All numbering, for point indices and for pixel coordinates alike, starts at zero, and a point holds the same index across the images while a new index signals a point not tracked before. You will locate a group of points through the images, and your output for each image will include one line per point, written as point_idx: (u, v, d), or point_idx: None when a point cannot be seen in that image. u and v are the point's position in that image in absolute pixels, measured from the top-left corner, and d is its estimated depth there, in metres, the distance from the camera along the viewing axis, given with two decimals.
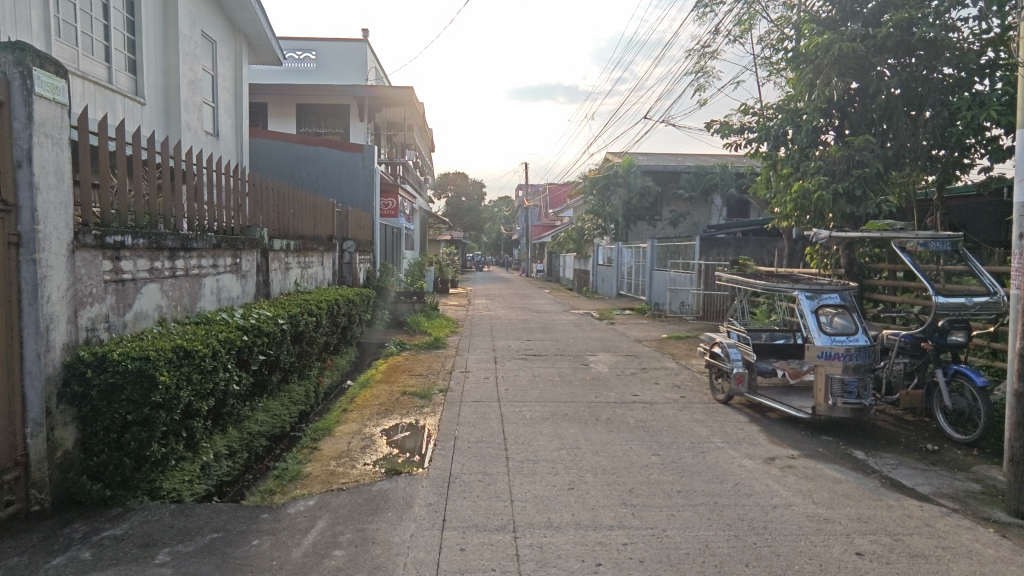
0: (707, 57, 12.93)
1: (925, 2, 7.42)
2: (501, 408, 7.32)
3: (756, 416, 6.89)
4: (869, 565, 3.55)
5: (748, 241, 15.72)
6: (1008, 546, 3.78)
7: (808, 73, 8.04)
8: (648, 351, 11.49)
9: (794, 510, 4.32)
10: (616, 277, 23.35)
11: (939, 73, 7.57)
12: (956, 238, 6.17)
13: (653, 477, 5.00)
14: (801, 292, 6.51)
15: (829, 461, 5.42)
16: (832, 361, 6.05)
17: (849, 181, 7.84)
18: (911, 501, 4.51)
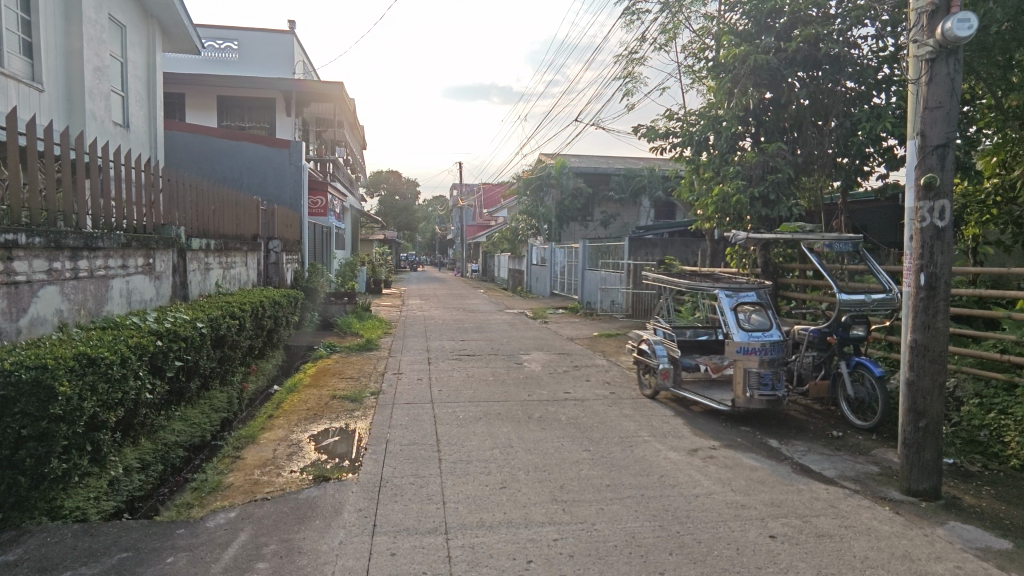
0: (634, 63, 13.35)
1: (829, 20, 8.07)
2: (434, 410, 7.25)
3: (681, 410, 7.19)
4: (781, 546, 3.78)
5: (673, 241, 16.37)
6: (901, 522, 4.13)
7: (727, 82, 8.51)
8: (580, 349, 11.73)
9: (715, 498, 4.54)
10: (550, 276, 23.68)
11: (842, 86, 8.14)
12: (857, 239, 6.68)
13: (583, 473, 5.12)
14: (721, 290, 6.84)
15: (746, 450, 5.74)
16: (750, 356, 6.40)
17: (765, 186, 8.36)
18: (818, 484, 4.85)
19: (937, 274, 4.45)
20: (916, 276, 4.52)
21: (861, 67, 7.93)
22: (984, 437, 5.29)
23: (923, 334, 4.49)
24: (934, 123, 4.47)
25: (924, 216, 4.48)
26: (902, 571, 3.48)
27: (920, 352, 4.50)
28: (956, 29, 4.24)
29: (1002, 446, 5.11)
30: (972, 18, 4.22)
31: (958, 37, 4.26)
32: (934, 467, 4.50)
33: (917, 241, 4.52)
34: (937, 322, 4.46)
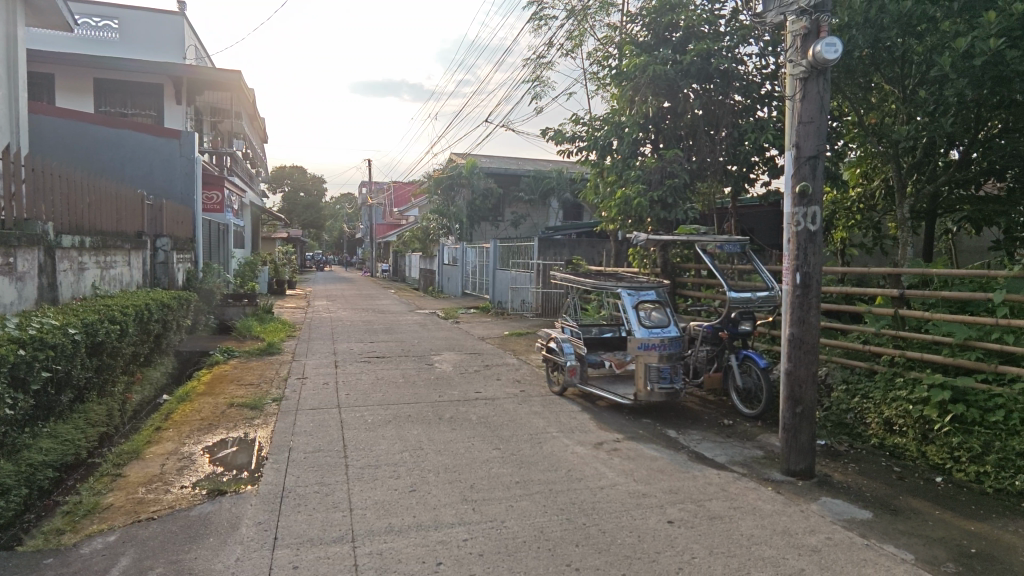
0: (542, 67, 13.65)
1: (719, 37, 8.65)
2: (341, 414, 7.02)
3: (587, 405, 7.45)
4: (677, 531, 4.01)
5: (580, 242, 16.89)
6: (781, 501, 4.52)
7: (629, 90, 8.99)
8: (490, 348, 11.82)
9: (618, 489, 4.74)
10: (461, 276, 23.66)
11: (731, 99, 8.76)
12: (744, 242, 7.24)
13: (493, 471, 5.16)
14: (623, 289, 7.16)
15: (647, 441, 6.04)
16: (650, 351, 6.73)
17: (663, 190, 8.85)
18: (711, 470, 5.20)
19: (810, 274, 4.92)
20: (792, 275, 4.97)
21: (746, 82, 8.59)
22: (850, 420, 5.90)
23: (798, 328, 4.93)
24: (807, 136, 4.92)
25: (799, 221, 4.93)
26: (782, 545, 3.81)
27: (796, 344, 4.94)
28: (824, 52, 4.70)
29: (864, 427, 5.72)
30: (837, 43, 4.70)
31: (826, 60, 4.73)
32: (809, 448, 4.95)
33: (794, 244, 4.96)
34: (810, 317, 4.92)
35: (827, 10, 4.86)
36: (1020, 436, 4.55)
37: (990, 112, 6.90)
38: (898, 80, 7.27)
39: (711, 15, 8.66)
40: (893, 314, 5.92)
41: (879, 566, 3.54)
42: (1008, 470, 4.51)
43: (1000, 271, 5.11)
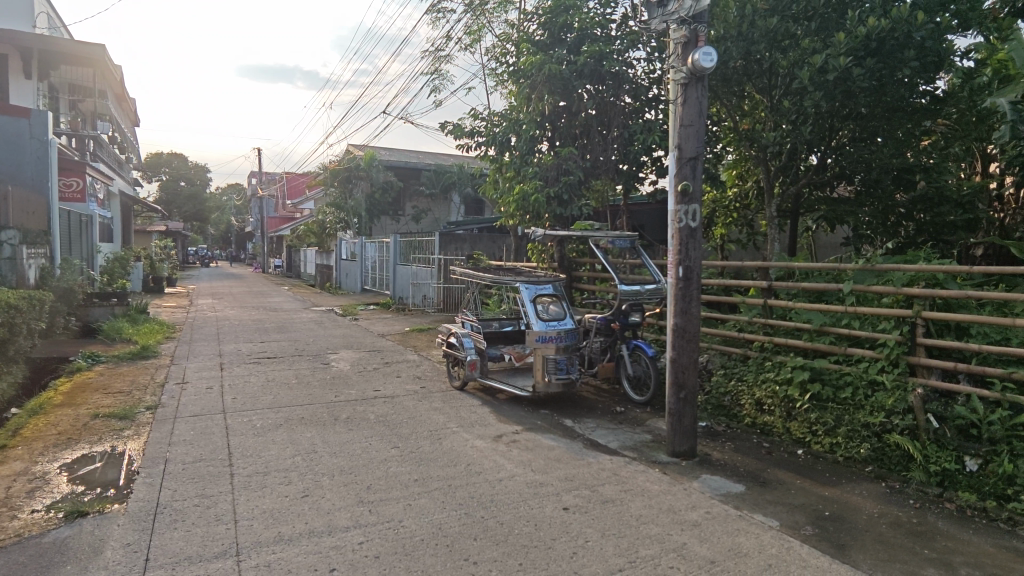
0: (441, 61, 13.52)
1: (611, 40, 8.97)
2: (226, 420, 6.56)
3: (487, 399, 7.52)
4: (572, 516, 4.15)
5: (481, 237, 16.91)
6: (667, 481, 4.81)
7: (526, 88, 9.25)
8: (390, 345, 11.57)
9: (516, 480, 4.82)
10: (360, 271, 22.93)
11: (621, 101, 9.14)
12: (633, 238, 7.63)
13: (391, 470, 5.05)
14: (521, 284, 7.30)
15: (545, 431, 6.19)
16: (547, 344, 6.91)
17: (559, 187, 9.09)
18: (604, 456, 5.42)
19: (691, 267, 5.26)
20: (676, 269, 5.29)
21: (636, 85, 8.99)
22: (727, 402, 6.36)
23: (682, 318, 5.27)
24: (688, 138, 5.24)
25: (681, 218, 5.25)
26: (667, 522, 4.06)
27: (680, 333, 5.28)
28: (701, 60, 5.03)
29: (739, 408, 6.22)
30: (712, 52, 5.04)
31: (703, 68, 5.07)
32: (691, 430, 5.31)
33: (677, 239, 5.28)
34: (692, 307, 5.27)
35: (704, 21, 5.20)
36: (864, 410, 5.16)
37: (841, 123, 7.74)
38: (766, 90, 7.95)
39: (603, 20, 9.00)
40: (763, 304, 6.51)
41: (751, 534, 3.87)
42: (855, 439, 5.10)
43: (849, 265, 5.74)
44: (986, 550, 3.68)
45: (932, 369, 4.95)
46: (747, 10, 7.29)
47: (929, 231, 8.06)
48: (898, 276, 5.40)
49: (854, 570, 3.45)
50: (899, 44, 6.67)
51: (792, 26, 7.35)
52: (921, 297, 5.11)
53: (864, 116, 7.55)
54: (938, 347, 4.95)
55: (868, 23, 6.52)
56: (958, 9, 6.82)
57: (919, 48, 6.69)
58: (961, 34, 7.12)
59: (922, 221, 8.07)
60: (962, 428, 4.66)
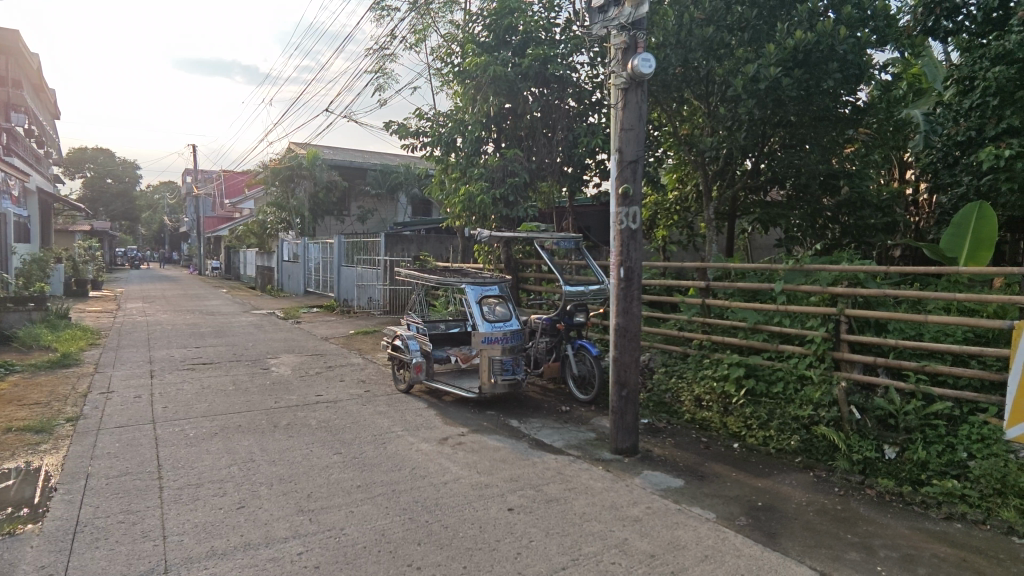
0: (386, 59, 13.30)
1: (555, 44, 9.06)
2: (156, 430, 6.22)
3: (433, 401, 7.45)
4: (517, 517, 4.16)
5: (429, 238, 16.75)
6: (610, 478, 4.90)
7: (471, 88, 9.23)
8: (334, 349, 11.28)
9: (462, 482, 4.80)
10: (303, 273, 22.28)
11: (566, 104, 9.26)
12: (577, 238, 7.72)
13: (333, 477, 4.93)
14: (467, 284, 7.27)
15: (491, 433, 6.19)
16: (493, 345, 6.90)
17: (504, 188, 9.12)
18: (549, 455, 5.47)
19: (632, 268, 5.37)
20: (618, 270, 5.40)
21: (579, 89, 9.10)
22: (668, 399, 6.56)
23: (624, 318, 5.38)
24: (628, 142, 5.36)
25: (623, 220, 5.36)
26: (609, 519, 4.13)
27: (622, 333, 5.39)
28: (640, 66, 5.15)
29: (679, 405, 6.40)
30: (651, 58, 5.17)
31: (642, 73, 5.19)
32: (633, 427, 5.43)
33: (618, 241, 5.39)
34: (633, 307, 5.39)
35: (643, 27, 5.33)
36: (794, 404, 5.42)
37: (773, 130, 8.10)
38: (704, 97, 8.23)
39: (547, 23, 9.08)
40: (701, 303, 6.74)
41: (688, 527, 3.99)
42: (786, 432, 5.33)
43: (780, 265, 6.01)
44: (902, 532, 3.93)
45: (855, 363, 5.25)
46: (685, 20, 7.54)
47: (852, 233, 8.51)
48: (824, 275, 5.69)
49: (784, 557, 3.61)
50: (824, 56, 7.04)
51: (727, 35, 7.63)
52: (845, 296, 5.42)
53: (793, 124, 7.93)
54: (860, 342, 5.26)
55: (796, 36, 6.87)
56: (877, 25, 7.25)
57: (841, 60, 7.08)
58: (879, 49, 7.58)
59: (846, 224, 8.53)
60: (882, 418, 4.99)
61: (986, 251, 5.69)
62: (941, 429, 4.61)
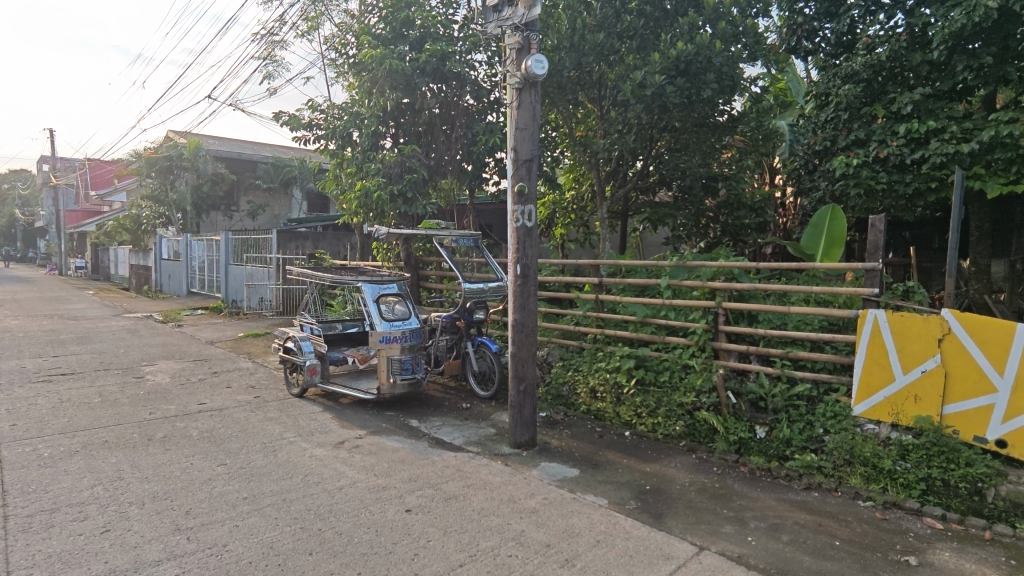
0: (276, 46, 12.62)
1: (452, 41, 9.02)
2: (3, 452, 5.48)
3: (329, 404, 7.18)
4: (415, 518, 4.10)
5: (325, 235, 16.10)
6: (508, 472, 4.97)
7: (367, 81, 8.97)
8: (220, 353, 10.52)
9: (358, 487, 4.65)
10: (185, 273, 20.54)
11: (464, 101, 9.25)
12: (476, 236, 7.83)
13: (216, 491, 4.59)
14: (364, 283, 7.05)
15: (390, 434, 6.06)
16: (391, 344, 6.77)
17: (402, 185, 8.93)
18: (449, 453, 5.45)
19: (528, 265, 5.48)
20: (514, 266, 5.48)
21: (477, 87, 9.14)
22: (565, 391, 6.74)
23: (521, 314, 5.48)
24: (523, 141, 5.44)
25: (519, 218, 5.45)
26: (507, 512, 4.19)
27: (519, 329, 5.48)
28: (533, 67, 5.25)
29: (575, 397, 6.61)
30: (543, 60, 5.29)
31: (535, 74, 5.29)
32: (531, 421, 5.54)
33: (514, 238, 5.47)
34: (530, 304, 5.49)
35: (536, 30, 5.42)
36: (679, 391, 5.76)
37: (659, 134, 8.62)
38: (597, 100, 8.61)
39: (445, 19, 9.03)
40: (594, 298, 7.01)
41: (582, 514, 4.14)
42: (672, 418, 5.65)
43: (666, 262, 6.42)
44: (769, 504, 4.33)
45: (731, 351, 5.73)
46: (577, 25, 7.84)
47: (731, 232, 9.26)
48: (704, 271, 6.16)
49: (668, 535, 3.85)
50: (703, 67, 7.54)
51: (617, 42, 8.00)
52: (723, 290, 5.88)
53: (677, 129, 8.46)
54: (735, 333, 5.74)
55: (678, 47, 7.35)
56: (747, 41, 7.88)
57: (717, 71, 7.60)
58: (750, 64, 8.25)
59: (725, 224, 9.22)
60: (753, 401, 5.46)
61: (837, 247, 6.38)
62: (802, 408, 5.14)
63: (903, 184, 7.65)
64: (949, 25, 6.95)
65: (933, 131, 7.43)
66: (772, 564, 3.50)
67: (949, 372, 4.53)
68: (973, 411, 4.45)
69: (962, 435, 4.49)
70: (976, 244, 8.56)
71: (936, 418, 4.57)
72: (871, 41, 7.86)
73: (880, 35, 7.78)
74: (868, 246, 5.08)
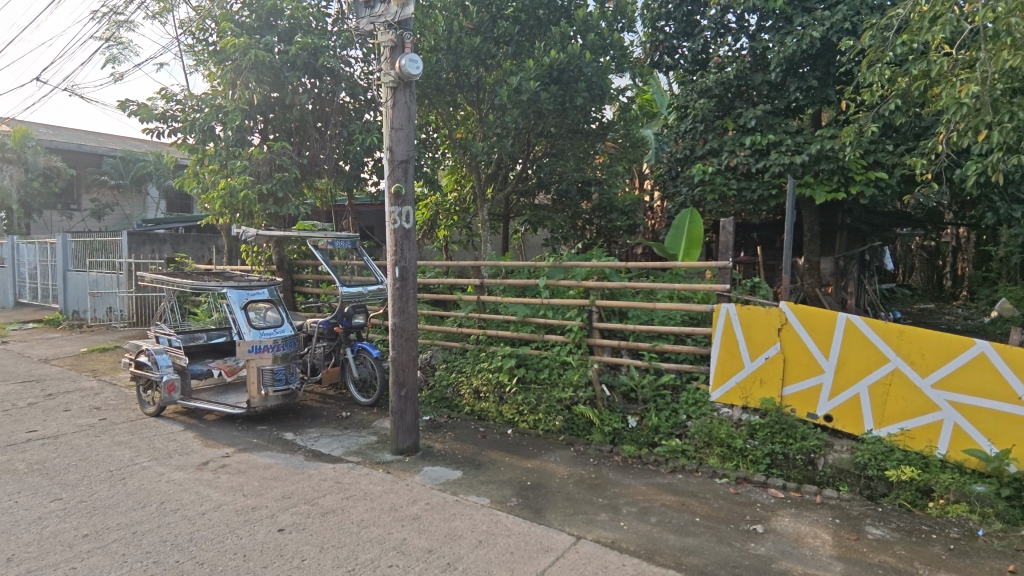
0: (121, 27, 11.34)
1: (325, 35, 8.67)
2: None
3: (191, 422, 6.57)
4: (288, 537, 3.87)
5: (186, 238, 14.74)
6: (390, 480, 4.85)
7: (229, 72, 8.18)
8: (56, 373, 9.22)
9: (223, 510, 4.30)
10: (10, 281, 17.76)
11: (340, 98, 8.90)
12: (354, 238, 7.57)
13: (48, 531, 4.02)
14: (228, 288, 6.51)
15: (262, 450, 5.67)
16: (262, 354, 6.34)
17: (271, 184, 8.39)
18: (327, 465, 5.21)
19: (407, 267, 5.40)
20: (393, 269, 5.38)
21: (353, 84, 8.84)
22: (449, 394, 6.73)
23: (400, 317, 5.37)
24: (399, 141, 5.33)
25: (396, 219, 5.34)
26: (388, 522, 4.08)
27: (399, 332, 5.37)
28: (408, 66, 5.16)
29: (459, 399, 6.61)
30: (418, 60, 5.22)
31: (410, 74, 5.21)
32: (413, 426, 5.46)
33: (392, 240, 5.35)
34: (409, 307, 5.40)
35: (410, 29, 5.34)
36: (558, 387, 5.97)
37: (536, 139, 8.90)
38: (475, 103, 8.68)
39: (317, 12, 8.65)
40: (476, 300, 7.05)
41: (465, 516, 4.15)
42: (551, 414, 5.83)
43: (544, 263, 6.66)
44: (640, 489, 4.62)
45: (604, 347, 6.02)
46: (454, 27, 7.89)
47: (604, 234, 9.77)
48: (579, 271, 6.44)
49: (548, 528, 3.97)
50: (574, 75, 7.90)
51: (494, 47, 8.14)
52: (596, 288, 6.18)
53: (553, 134, 8.76)
54: (607, 329, 6.06)
55: (551, 55, 7.62)
56: (615, 54, 8.35)
57: (587, 80, 7.99)
58: (618, 75, 8.74)
59: (599, 225, 9.72)
60: (626, 393, 5.79)
61: (695, 247, 6.96)
62: (668, 397, 5.55)
63: (750, 190, 8.52)
64: (784, 50, 7.84)
65: (773, 143, 8.34)
66: (642, 546, 3.73)
67: (787, 358, 5.09)
68: (807, 391, 5.01)
69: (799, 413, 5.03)
70: (809, 244, 9.72)
71: (777, 399, 5.11)
72: (721, 60, 8.67)
73: (729, 56, 8.61)
74: (720, 247, 5.59)
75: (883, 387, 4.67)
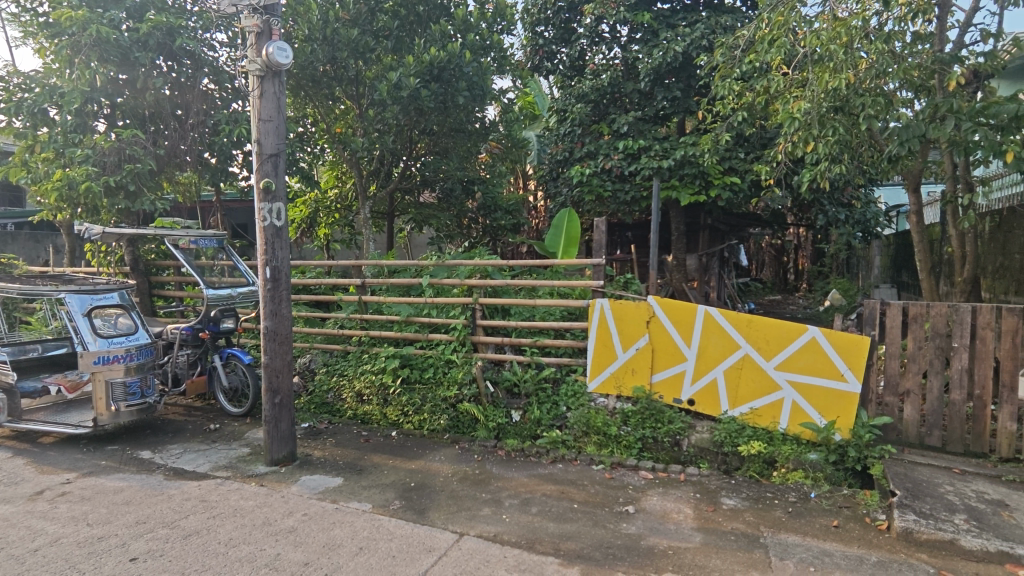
0: None
1: (182, 15, 7.94)
2: None
3: (22, 447, 5.74)
4: (142, 566, 3.52)
5: (15, 236, 12.84)
6: (263, 493, 4.56)
7: (65, 48, 7.22)
8: None
9: (62, 544, 3.81)
10: None
11: (202, 85, 8.21)
12: (222, 236, 7.04)
13: None
14: (68, 293, 5.73)
15: (112, 472, 5.09)
16: (111, 366, 5.69)
17: (120, 176, 7.52)
18: (191, 484, 4.80)
19: (279, 267, 5.10)
20: (263, 269, 5.06)
21: (218, 70, 8.15)
22: (330, 399, 6.47)
23: (272, 321, 5.07)
24: (267, 134, 5.02)
25: (266, 217, 5.03)
26: (259, 538, 3.85)
27: (271, 337, 5.06)
28: (276, 55, 4.89)
29: (340, 403, 6.39)
30: (286, 49, 4.97)
31: (278, 63, 4.93)
32: (289, 434, 5.17)
33: (262, 239, 5.03)
34: (282, 309, 5.11)
35: (278, 15, 5.05)
36: (442, 386, 5.95)
37: (418, 137, 8.81)
38: (354, 97, 8.41)
39: None
40: (358, 300, 6.86)
41: (344, 524, 4.01)
42: (436, 413, 5.82)
43: (428, 262, 6.61)
44: (522, 481, 4.74)
45: (488, 344, 6.09)
46: (329, 17, 7.56)
47: (490, 232, 9.90)
48: (461, 270, 6.47)
49: (431, 528, 3.95)
50: (454, 74, 7.88)
51: (372, 40, 7.93)
52: (479, 287, 6.22)
53: (435, 132, 8.70)
54: (491, 327, 6.13)
55: (431, 52, 7.53)
56: (495, 55, 8.46)
57: (468, 80, 8.02)
58: (499, 76, 8.90)
59: (484, 225, 9.82)
60: (509, 388, 5.87)
61: (573, 246, 7.26)
62: (549, 390, 5.72)
63: (624, 192, 9.04)
64: (651, 62, 8.42)
65: (643, 148, 8.91)
66: (522, 536, 3.84)
67: (654, 348, 5.46)
68: (672, 378, 5.40)
69: (666, 399, 5.42)
70: (676, 243, 10.51)
71: (647, 386, 5.46)
72: (596, 67, 9.11)
73: (603, 64, 9.07)
74: (595, 245, 5.87)
75: (735, 371, 5.16)
